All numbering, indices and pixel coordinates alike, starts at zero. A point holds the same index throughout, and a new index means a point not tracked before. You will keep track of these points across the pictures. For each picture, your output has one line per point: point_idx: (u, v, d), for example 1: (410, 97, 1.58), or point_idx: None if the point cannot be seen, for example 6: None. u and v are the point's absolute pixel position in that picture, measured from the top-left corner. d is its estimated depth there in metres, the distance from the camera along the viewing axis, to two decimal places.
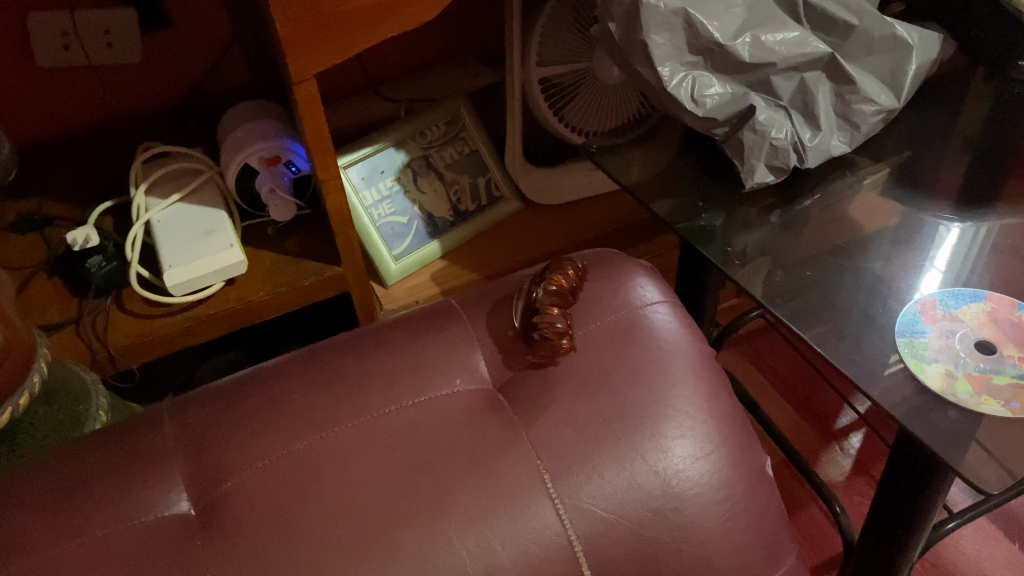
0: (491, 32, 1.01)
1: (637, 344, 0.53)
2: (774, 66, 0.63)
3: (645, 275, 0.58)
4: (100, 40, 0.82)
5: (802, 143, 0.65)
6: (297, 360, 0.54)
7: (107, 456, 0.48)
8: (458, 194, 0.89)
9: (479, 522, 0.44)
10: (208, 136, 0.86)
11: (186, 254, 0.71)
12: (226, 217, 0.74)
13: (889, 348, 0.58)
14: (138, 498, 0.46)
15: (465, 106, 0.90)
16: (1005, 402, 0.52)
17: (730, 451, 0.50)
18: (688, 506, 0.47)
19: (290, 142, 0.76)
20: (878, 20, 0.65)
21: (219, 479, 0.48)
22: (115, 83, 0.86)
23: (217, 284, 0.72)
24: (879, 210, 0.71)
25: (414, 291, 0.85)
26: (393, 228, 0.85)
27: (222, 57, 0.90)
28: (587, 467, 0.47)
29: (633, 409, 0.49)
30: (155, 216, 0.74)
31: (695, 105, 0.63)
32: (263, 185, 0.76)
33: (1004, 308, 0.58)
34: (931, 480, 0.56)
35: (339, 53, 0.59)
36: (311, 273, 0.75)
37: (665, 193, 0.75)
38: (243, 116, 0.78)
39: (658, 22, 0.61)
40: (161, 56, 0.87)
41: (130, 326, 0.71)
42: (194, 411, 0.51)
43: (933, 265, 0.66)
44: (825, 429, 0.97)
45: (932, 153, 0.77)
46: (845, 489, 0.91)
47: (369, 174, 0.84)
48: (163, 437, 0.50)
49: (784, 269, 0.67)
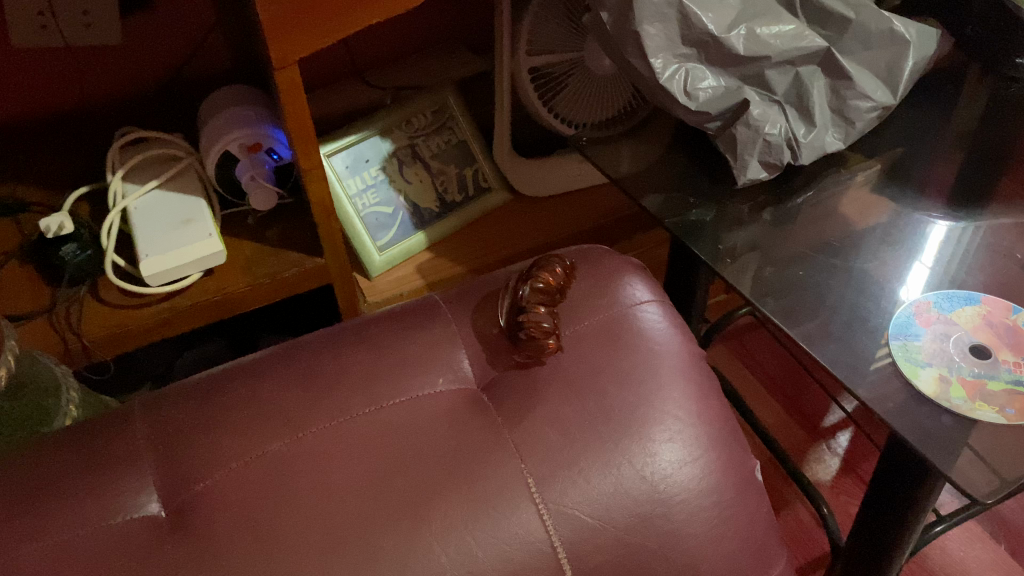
0: (480, 19, 0.99)
1: (626, 344, 0.52)
2: (769, 60, 0.62)
3: (635, 272, 0.57)
4: (78, 20, 0.78)
5: (795, 139, 0.63)
6: (275, 356, 0.52)
7: (74, 455, 0.46)
8: (444, 184, 0.87)
9: (461, 527, 0.43)
10: (189, 122, 0.84)
11: (163, 243, 0.69)
12: (204, 206, 0.72)
13: (880, 347, 0.57)
14: (106, 499, 0.44)
15: (452, 95, 0.88)
16: (999, 409, 0.51)
17: (719, 456, 0.49)
18: (675, 512, 0.46)
19: (271, 129, 0.74)
20: (875, 14, 0.64)
21: (191, 480, 0.46)
22: (92, 64, 0.83)
23: (194, 275, 0.70)
24: (870, 207, 0.70)
25: (398, 283, 0.83)
26: (378, 219, 0.83)
27: (203, 40, 0.87)
28: (571, 471, 0.46)
29: (620, 412, 0.48)
30: (132, 203, 0.71)
31: (688, 98, 0.62)
32: (242, 173, 0.74)
33: (998, 311, 0.57)
34: (921, 484, 0.55)
35: (322, 38, 0.57)
36: (291, 265, 0.73)
37: (655, 187, 0.73)
38: (224, 101, 0.76)
39: (651, 12, 0.59)
40: (140, 38, 0.84)
41: (105, 317, 0.69)
42: (166, 409, 0.49)
43: (920, 260, 0.65)
44: (813, 428, 0.96)
45: (926, 150, 0.76)
46: (832, 489, 0.90)
47: (353, 163, 0.82)
48: (134, 436, 0.48)
49: (774, 266, 0.66)
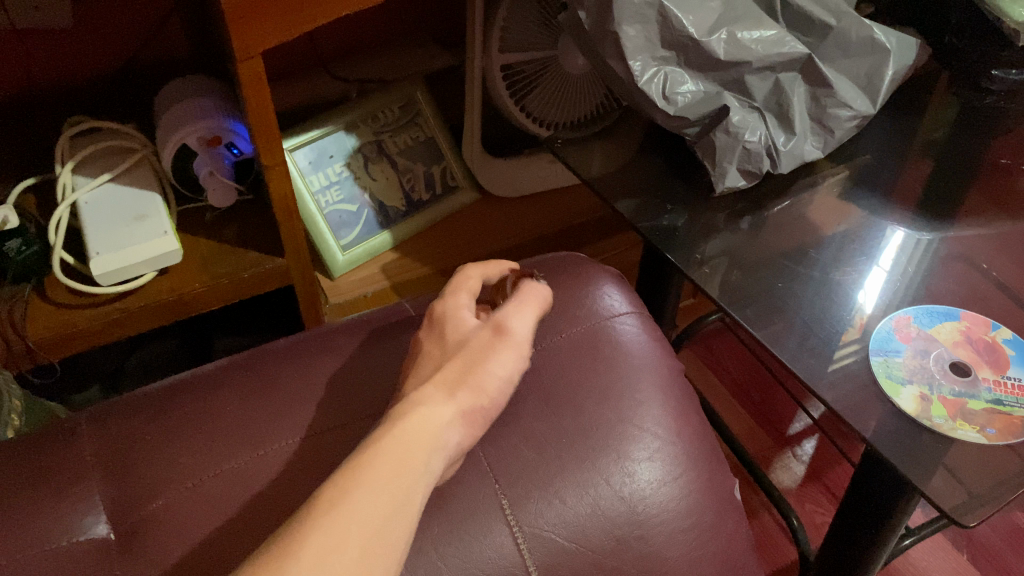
0: (450, 13, 0.96)
1: (603, 357, 0.51)
2: (749, 66, 0.61)
3: (611, 282, 0.56)
4: (26, 3, 0.74)
5: (775, 147, 0.62)
6: (235, 365, 0.50)
7: (16, 471, 0.43)
8: (411, 182, 0.85)
9: (431, 551, 0.41)
10: (144, 111, 0.80)
11: (115, 240, 0.66)
12: (160, 202, 0.69)
13: (841, 350, 0.58)
14: (51, 519, 0.42)
15: (421, 90, 0.86)
16: (979, 428, 0.50)
17: (699, 475, 0.47)
18: (653, 534, 0.44)
19: (232, 122, 0.71)
20: (856, 21, 0.63)
21: (143, 500, 0.43)
22: (39, 47, 0.79)
23: (148, 274, 0.67)
24: (838, 212, 0.69)
25: (362, 283, 0.81)
26: (341, 217, 0.80)
27: (161, 27, 0.83)
28: (546, 492, 0.44)
29: (598, 429, 0.47)
30: (82, 197, 0.68)
31: (666, 102, 0.60)
32: (201, 168, 0.71)
33: (977, 327, 0.57)
34: (895, 501, 0.55)
35: (287, 30, 0.55)
36: (249, 264, 0.70)
37: (628, 190, 0.72)
38: (179, 93, 0.72)
39: (631, 13, 0.58)
40: (93, 23, 0.80)
41: (50, 317, 0.65)
42: (118, 421, 0.46)
43: (878, 264, 0.65)
44: (779, 434, 0.96)
45: (901, 159, 0.75)
46: (797, 496, 0.90)
47: (316, 158, 0.79)
48: (82, 451, 0.45)
49: (743, 272, 0.65)
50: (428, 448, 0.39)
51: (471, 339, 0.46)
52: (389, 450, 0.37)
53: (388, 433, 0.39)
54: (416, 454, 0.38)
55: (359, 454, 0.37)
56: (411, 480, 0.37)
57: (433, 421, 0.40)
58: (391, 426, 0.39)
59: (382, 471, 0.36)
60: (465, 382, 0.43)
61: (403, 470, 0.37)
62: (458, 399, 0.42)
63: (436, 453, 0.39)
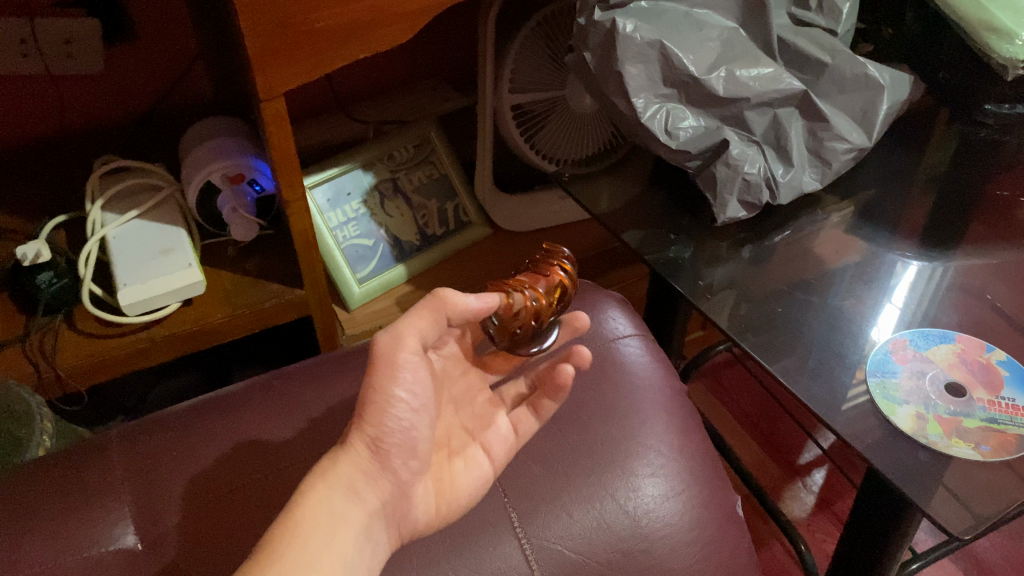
0: (463, 57, 1.00)
1: (609, 378, 0.53)
2: (748, 102, 0.63)
3: (616, 308, 0.59)
4: (60, 49, 0.78)
5: (774, 179, 0.65)
6: (254, 388, 0.53)
7: (49, 487, 0.45)
8: (425, 218, 0.88)
9: (442, 560, 0.43)
10: (170, 151, 0.84)
11: (142, 272, 0.69)
12: (185, 237, 0.72)
13: (854, 387, 0.58)
14: (82, 530, 0.44)
15: (434, 129, 0.89)
16: (974, 445, 0.51)
17: (701, 491, 0.49)
18: (657, 547, 0.46)
19: (255, 161, 0.74)
20: (850, 59, 0.65)
21: (169, 512, 0.45)
22: (74, 92, 0.83)
23: (172, 305, 0.70)
24: (845, 246, 0.71)
25: (378, 315, 0.83)
26: (357, 251, 0.83)
27: (187, 70, 0.87)
28: (555, 506, 0.46)
29: (601, 446, 0.49)
30: (111, 232, 0.71)
31: (668, 136, 0.63)
32: (224, 205, 0.74)
33: (972, 350, 0.58)
34: (897, 522, 0.56)
35: (307, 72, 0.58)
36: (270, 295, 0.73)
37: (634, 223, 0.74)
38: (205, 132, 0.76)
39: (633, 53, 0.61)
40: (123, 68, 0.84)
41: (79, 346, 0.68)
42: (146, 439, 0.49)
43: (889, 300, 0.66)
44: (789, 464, 0.97)
45: (900, 191, 0.77)
46: (807, 526, 0.91)
47: (335, 195, 0.82)
48: (111, 467, 0.47)
49: (750, 302, 0.67)
50: (350, 506, 0.39)
51: (366, 376, 0.40)
52: (314, 507, 0.38)
53: (302, 493, 0.38)
54: (340, 511, 0.38)
55: (283, 516, 0.37)
56: (344, 544, 0.37)
57: (351, 473, 0.39)
58: (310, 482, 0.39)
59: (311, 537, 0.36)
60: (369, 435, 0.40)
61: (333, 528, 0.37)
62: (367, 446, 0.40)
63: (358, 507, 0.39)
